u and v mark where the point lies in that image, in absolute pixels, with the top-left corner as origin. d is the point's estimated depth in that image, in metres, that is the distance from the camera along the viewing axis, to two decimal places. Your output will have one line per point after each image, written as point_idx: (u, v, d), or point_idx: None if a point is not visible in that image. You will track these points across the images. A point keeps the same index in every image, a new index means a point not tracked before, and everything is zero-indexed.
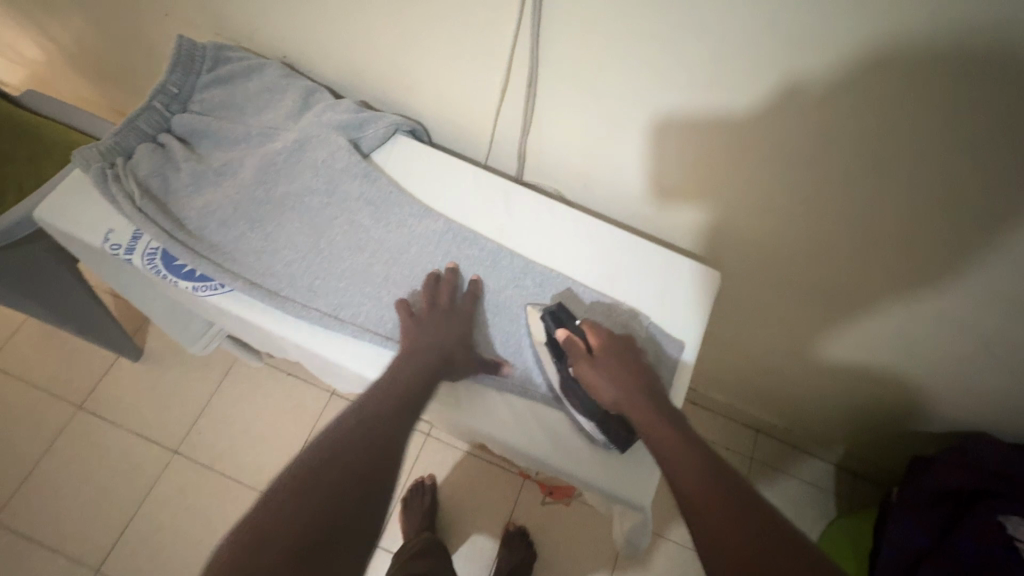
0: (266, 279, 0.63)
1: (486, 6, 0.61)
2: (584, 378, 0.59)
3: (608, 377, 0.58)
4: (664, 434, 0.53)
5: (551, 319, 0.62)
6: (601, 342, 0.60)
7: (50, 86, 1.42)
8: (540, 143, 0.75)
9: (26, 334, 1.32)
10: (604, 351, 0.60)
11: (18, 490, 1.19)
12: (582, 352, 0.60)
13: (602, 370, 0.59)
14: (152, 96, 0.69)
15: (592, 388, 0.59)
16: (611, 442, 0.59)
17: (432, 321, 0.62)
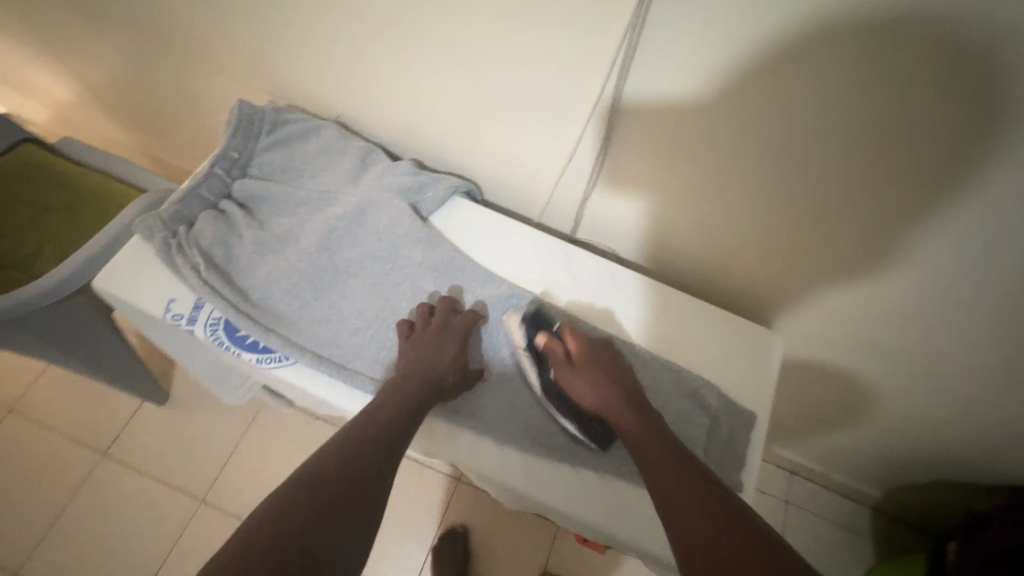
0: (332, 351, 0.62)
1: (560, 76, 0.61)
2: (565, 383, 0.60)
3: (586, 382, 0.59)
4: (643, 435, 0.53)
5: (529, 324, 0.63)
6: (579, 348, 0.61)
7: (80, 129, 1.42)
8: (595, 205, 0.76)
9: (48, 378, 1.30)
10: (582, 356, 0.60)
11: (40, 543, 1.15)
12: (562, 357, 0.61)
13: (581, 376, 0.59)
14: (213, 162, 0.69)
15: (574, 390, 0.59)
16: (594, 442, 0.60)
17: (426, 339, 0.62)
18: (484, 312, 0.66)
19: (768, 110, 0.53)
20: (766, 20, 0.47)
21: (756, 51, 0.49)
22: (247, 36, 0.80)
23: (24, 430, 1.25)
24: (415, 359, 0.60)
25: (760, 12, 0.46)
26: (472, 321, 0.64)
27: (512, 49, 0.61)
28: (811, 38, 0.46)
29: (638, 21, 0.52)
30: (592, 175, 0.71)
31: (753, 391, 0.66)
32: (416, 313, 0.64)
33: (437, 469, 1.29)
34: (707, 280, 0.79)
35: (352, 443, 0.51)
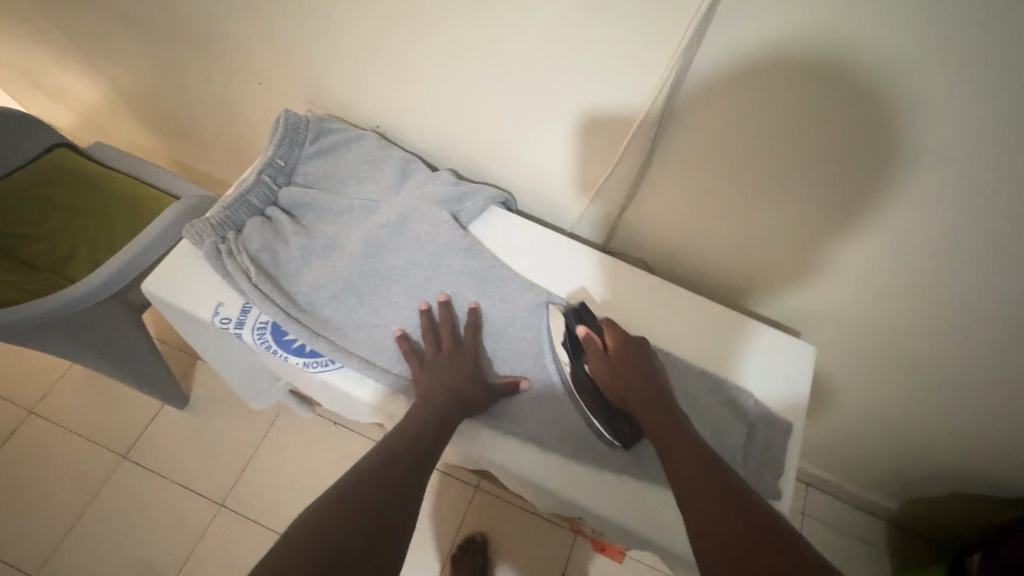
0: (378, 356, 0.64)
1: (604, 94, 0.63)
2: (596, 372, 0.61)
3: (619, 372, 0.60)
4: (666, 427, 0.54)
5: (571, 315, 0.66)
6: (615, 341, 0.63)
7: (106, 134, 1.45)
8: (630, 217, 0.77)
9: (70, 380, 1.31)
10: (618, 349, 0.62)
11: (59, 546, 1.15)
12: (598, 348, 0.62)
13: (614, 366, 0.61)
14: (260, 169, 0.71)
15: (606, 381, 0.60)
16: (614, 438, 0.60)
17: (440, 364, 0.62)
18: (478, 312, 0.67)
19: (815, 135, 0.55)
20: (819, 52, 0.48)
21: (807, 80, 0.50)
22: (290, 46, 0.81)
23: (45, 433, 1.25)
24: (428, 376, 0.61)
25: (814, 44, 0.48)
26: (473, 330, 0.66)
27: (560, 66, 0.62)
28: (862, 70, 0.47)
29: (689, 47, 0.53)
30: (630, 189, 0.72)
31: (787, 400, 0.67)
32: (422, 334, 0.65)
33: (456, 476, 1.29)
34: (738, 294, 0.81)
35: (378, 459, 0.52)
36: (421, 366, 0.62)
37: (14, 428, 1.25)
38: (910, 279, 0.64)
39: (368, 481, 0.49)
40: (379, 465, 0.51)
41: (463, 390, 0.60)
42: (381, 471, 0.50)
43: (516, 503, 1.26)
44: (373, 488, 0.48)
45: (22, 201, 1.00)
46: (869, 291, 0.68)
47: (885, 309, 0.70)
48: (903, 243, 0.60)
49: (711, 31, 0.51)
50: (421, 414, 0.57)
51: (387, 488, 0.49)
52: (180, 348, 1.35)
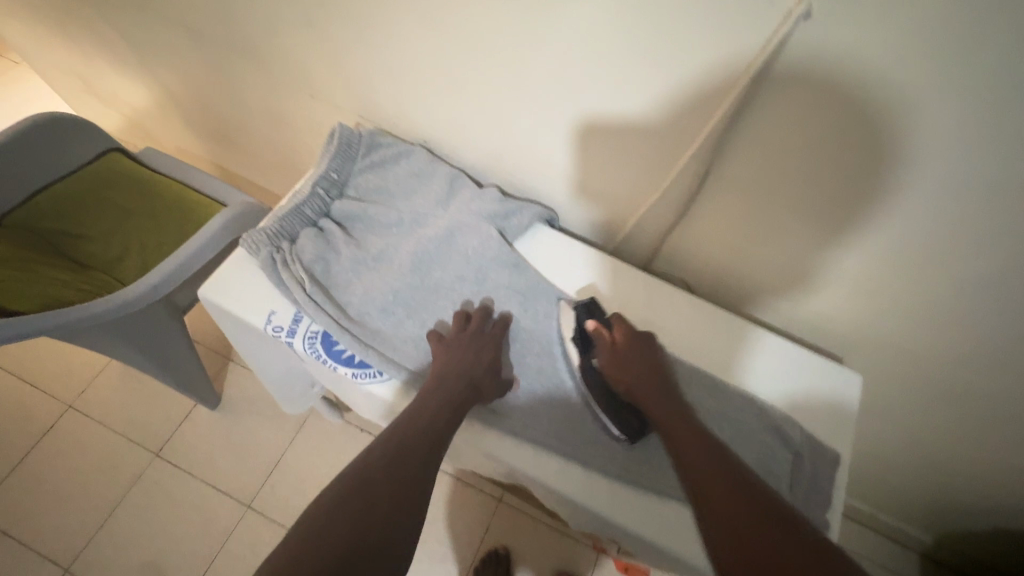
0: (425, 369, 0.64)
1: (661, 119, 0.63)
2: (604, 367, 0.63)
3: (624, 365, 0.61)
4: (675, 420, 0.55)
5: (582, 310, 0.67)
6: (623, 336, 0.64)
7: (153, 138, 1.49)
8: (676, 238, 0.77)
9: (108, 376, 1.34)
10: (625, 343, 0.63)
11: (91, 540, 1.17)
12: (607, 343, 0.63)
13: (621, 360, 0.62)
14: (314, 181, 0.73)
15: (612, 374, 0.62)
16: (622, 434, 0.61)
17: (460, 345, 0.63)
18: (509, 315, 0.68)
19: (875, 171, 0.54)
20: (890, 92, 0.47)
21: (874, 116, 0.50)
22: (345, 62, 0.83)
23: (82, 427, 1.28)
24: (450, 359, 0.62)
25: (885, 83, 0.47)
26: (502, 328, 0.66)
27: (617, 91, 0.63)
28: (933, 112, 0.47)
29: (754, 81, 0.53)
30: (678, 212, 0.72)
31: (834, 429, 0.66)
32: (453, 320, 0.66)
33: (479, 488, 1.29)
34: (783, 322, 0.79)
35: (393, 444, 0.52)
36: (443, 343, 0.63)
37: (54, 421, 1.28)
38: (965, 319, 0.63)
39: (382, 473, 0.49)
40: (394, 453, 0.51)
41: (479, 375, 0.61)
42: (396, 459, 0.51)
43: (539, 517, 1.25)
44: (386, 480, 0.49)
45: (77, 203, 1.04)
46: (921, 328, 0.67)
47: (934, 347, 0.68)
48: (962, 283, 0.59)
49: (778, 67, 0.51)
50: (439, 399, 0.57)
51: (402, 481, 0.49)
52: (215, 349, 1.38)
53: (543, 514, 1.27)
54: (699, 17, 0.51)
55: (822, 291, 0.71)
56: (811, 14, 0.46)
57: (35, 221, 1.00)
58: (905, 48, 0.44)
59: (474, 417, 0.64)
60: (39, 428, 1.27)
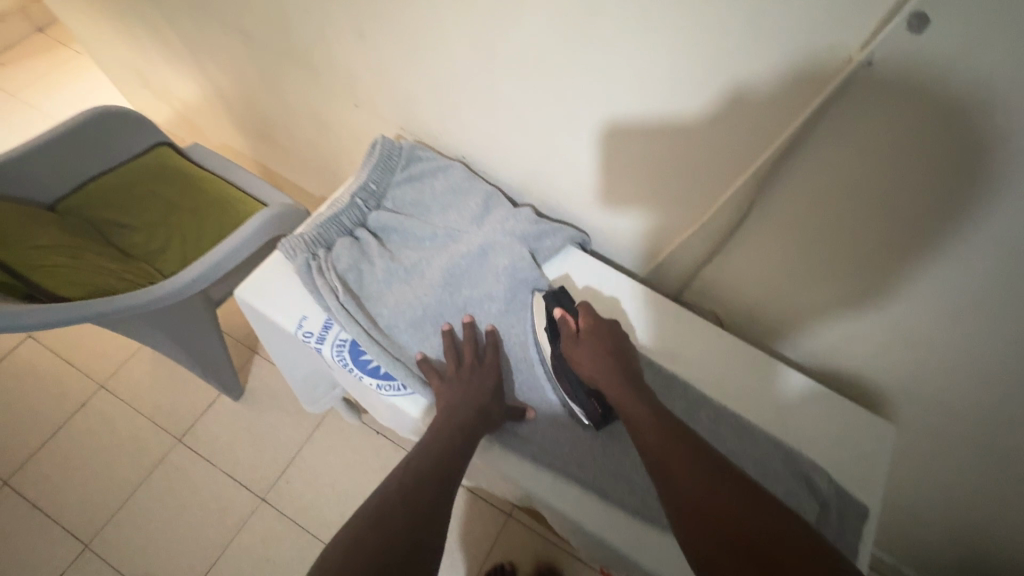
0: None
1: (708, 152, 0.62)
2: (570, 355, 0.62)
3: (589, 353, 0.61)
4: (636, 407, 0.55)
5: (551, 298, 0.67)
6: (589, 324, 0.64)
7: (199, 134, 1.55)
8: (711, 271, 0.76)
9: (140, 359, 1.39)
10: (590, 331, 0.63)
11: (112, 518, 1.21)
12: (571, 332, 0.64)
13: (586, 349, 0.62)
14: (354, 191, 0.74)
15: (578, 363, 0.62)
16: (586, 418, 0.63)
17: (460, 377, 0.62)
18: (495, 332, 0.68)
19: (925, 227, 0.52)
20: (950, 148, 0.46)
21: (930, 173, 0.49)
22: (394, 76, 0.85)
23: (112, 407, 1.33)
24: (449, 386, 0.62)
25: (946, 140, 0.46)
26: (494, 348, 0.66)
27: (662, 119, 0.63)
28: (994, 175, 0.45)
29: (807, 124, 0.52)
30: (716, 246, 0.71)
31: (864, 481, 0.64)
32: (446, 354, 0.65)
33: (490, 501, 1.28)
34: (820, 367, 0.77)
35: (405, 476, 0.52)
36: (442, 380, 0.62)
37: (86, 399, 1.33)
38: (1010, 387, 0.60)
39: (397, 502, 0.49)
40: (406, 483, 0.51)
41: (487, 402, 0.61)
42: (408, 488, 0.51)
43: (547, 535, 1.24)
44: (401, 507, 0.49)
45: (126, 194, 1.08)
46: (965, 391, 0.64)
47: (976, 411, 0.65)
48: (1013, 351, 0.56)
49: (833, 111, 0.51)
50: (443, 426, 0.57)
51: (417, 511, 0.49)
52: (243, 341, 1.42)
53: (552, 533, 1.25)
54: (755, 57, 0.51)
55: (861, 340, 0.68)
56: (873, 62, 0.46)
57: (87, 209, 1.05)
58: (970, 105, 0.43)
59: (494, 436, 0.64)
60: (72, 405, 1.32)
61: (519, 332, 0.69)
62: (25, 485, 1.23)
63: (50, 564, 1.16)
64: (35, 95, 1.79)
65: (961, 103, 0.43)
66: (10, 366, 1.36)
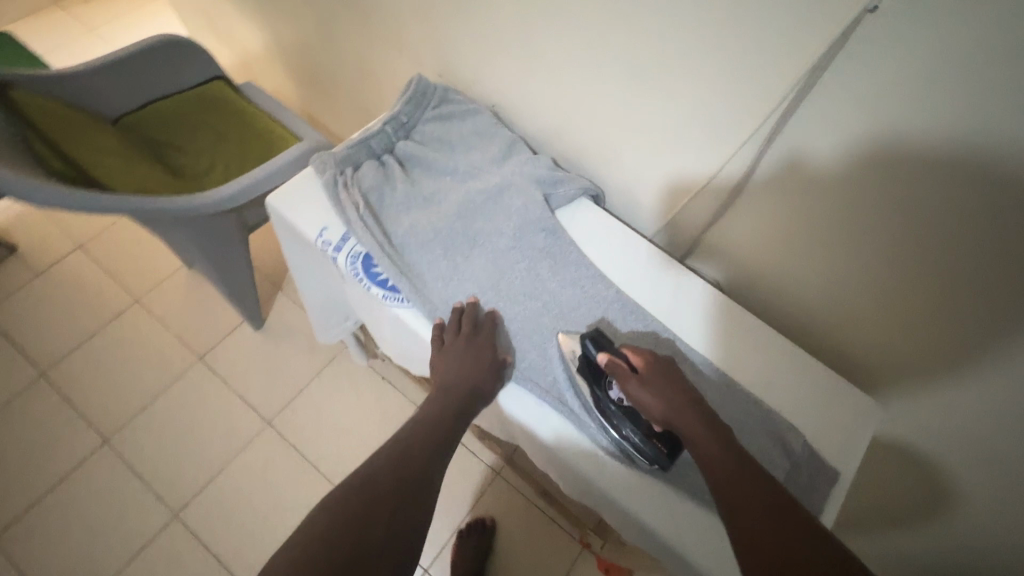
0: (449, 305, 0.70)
1: (722, 109, 0.64)
2: (632, 397, 0.58)
3: (655, 393, 0.57)
4: (710, 450, 0.52)
5: (591, 343, 0.63)
6: (644, 362, 0.60)
7: (254, 78, 1.63)
8: (718, 232, 0.78)
9: (173, 281, 1.48)
10: (650, 370, 0.59)
11: (131, 421, 1.30)
12: (627, 371, 0.59)
13: (649, 389, 0.57)
14: (386, 120, 0.79)
15: (642, 404, 0.58)
16: (653, 459, 0.60)
17: (456, 350, 0.66)
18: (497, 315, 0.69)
19: (918, 192, 0.54)
20: (947, 103, 0.47)
21: (928, 130, 0.50)
22: (436, 22, 0.89)
23: (143, 321, 1.42)
24: (443, 360, 0.66)
25: (943, 93, 0.47)
26: (493, 324, 0.69)
27: (696, 164, 0.72)
28: (990, 132, 0.46)
29: (813, 76, 0.54)
30: (723, 204, 0.73)
31: (840, 451, 0.64)
32: (447, 324, 0.68)
33: (481, 458, 1.32)
34: (814, 339, 0.77)
35: (395, 454, 0.58)
36: (440, 352, 0.66)
37: (122, 309, 1.43)
38: (996, 377, 0.58)
39: (388, 478, 0.55)
40: (395, 460, 0.57)
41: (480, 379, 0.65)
42: (398, 465, 0.56)
43: (533, 499, 1.27)
44: (390, 482, 0.54)
45: (181, 118, 1.16)
46: (949, 383, 0.63)
47: (957, 409, 0.64)
48: (996, 333, 0.56)
49: (836, 63, 0.52)
50: (432, 410, 0.64)
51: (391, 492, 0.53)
52: (270, 277, 1.49)
53: (537, 497, 1.28)
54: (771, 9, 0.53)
55: (855, 316, 0.70)
56: (878, 9, 0.47)
57: (145, 127, 1.13)
58: (970, 56, 0.44)
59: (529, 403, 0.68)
60: (108, 314, 1.42)
61: (523, 267, 0.72)
62: (58, 380, 1.33)
63: (71, 452, 1.26)
64: (113, 32, 1.92)
65: (962, 53, 0.44)
66: (59, 271, 1.47)
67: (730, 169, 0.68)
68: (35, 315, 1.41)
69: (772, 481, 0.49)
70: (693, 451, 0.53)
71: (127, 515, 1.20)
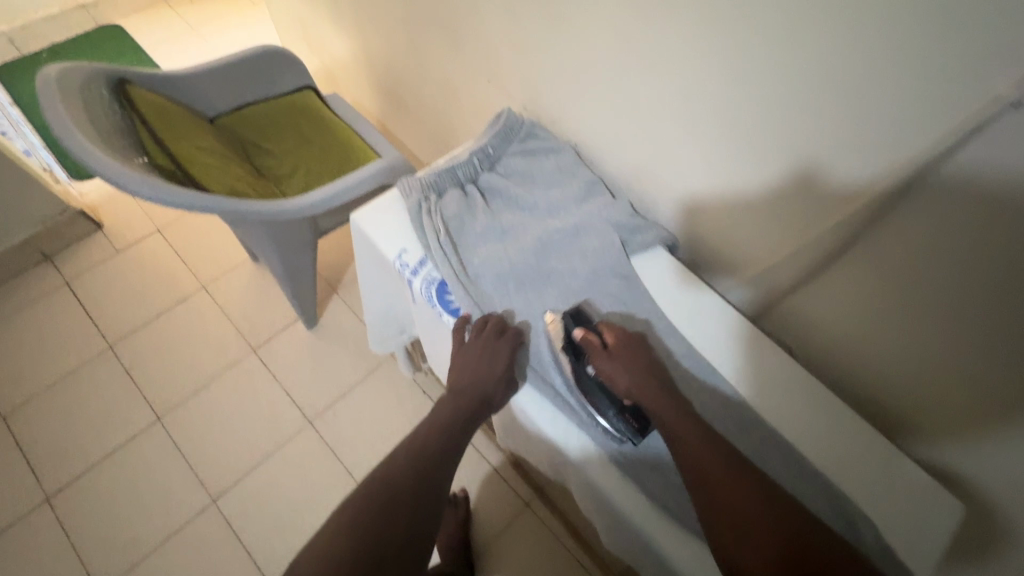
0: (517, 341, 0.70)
1: (822, 178, 0.61)
2: (604, 371, 0.65)
3: (622, 367, 0.65)
4: (676, 420, 0.60)
5: (570, 319, 0.69)
6: (615, 338, 0.67)
7: (339, 88, 1.71)
8: (798, 301, 0.72)
9: (239, 272, 1.55)
10: (619, 346, 0.67)
11: (184, 401, 1.36)
12: (599, 347, 0.66)
13: (618, 362, 0.65)
14: (473, 151, 0.81)
15: (611, 377, 0.65)
16: (625, 433, 0.64)
17: (475, 354, 0.68)
18: (524, 333, 0.70)
19: (996, 255, 0.49)
20: None
21: None
22: (529, 58, 0.91)
23: (207, 307, 1.49)
24: (460, 360, 0.69)
25: None
26: (514, 339, 0.69)
27: (725, 170, 0.71)
28: None
29: (840, 70, 0.53)
30: (809, 271, 0.68)
31: (917, 552, 0.59)
32: (471, 326, 0.70)
33: (512, 486, 1.31)
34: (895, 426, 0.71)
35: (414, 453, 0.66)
36: (461, 351, 0.69)
37: (189, 293, 1.50)
38: None
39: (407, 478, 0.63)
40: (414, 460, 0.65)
41: (493, 383, 0.69)
42: (415, 472, 0.64)
43: (559, 535, 1.25)
44: (409, 482, 0.62)
45: (271, 122, 1.22)
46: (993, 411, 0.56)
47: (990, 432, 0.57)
48: (1009, 336, 0.51)
49: (867, 58, 0.50)
50: (448, 412, 0.70)
51: (407, 493, 0.61)
52: (327, 277, 1.54)
53: (564, 534, 1.25)
54: (889, 90, 0.50)
55: (884, 343, 0.65)
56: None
57: (238, 128, 1.20)
58: None
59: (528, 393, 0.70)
60: (177, 296, 1.50)
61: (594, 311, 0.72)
62: (124, 353, 1.41)
63: (127, 424, 1.32)
64: (214, 33, 2.06)
65: None
66: (137, 250, 1.57)
67: (750, 150, 0.66)
68: (111, 289, 1.50)
69: (724, 442, 0.59)
70: (660, 422, 0.61)
71: (170, 492, 1.25)
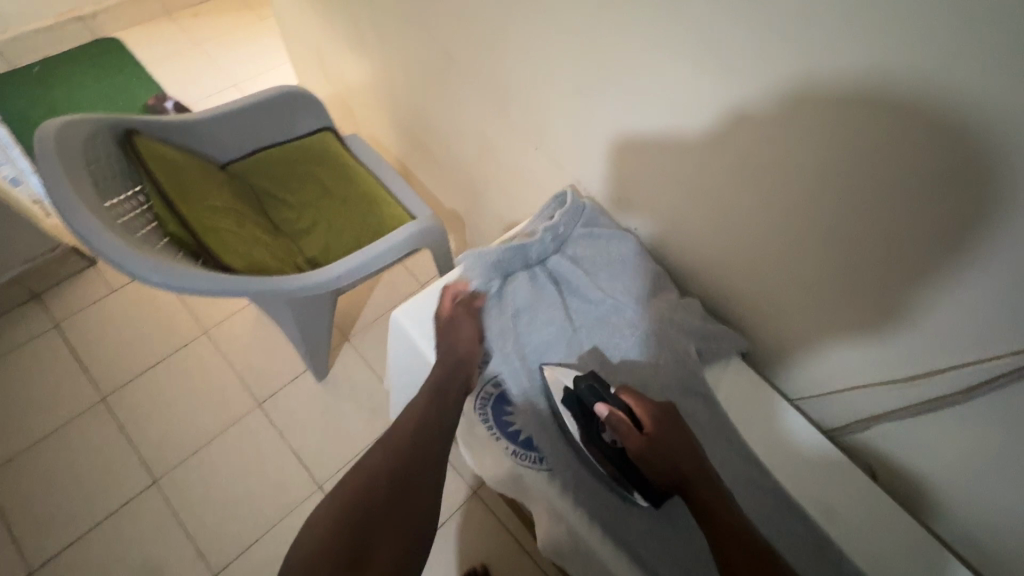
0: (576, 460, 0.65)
1: (957, 330, 0.55)
2: (639, 456, 0.57)
3: (661, 453, 0.56)
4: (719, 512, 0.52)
5: (588, 390, 0.61)
6: (644, 412, 0.60)
7: (354, 120, 1.61)
8: (890, 431, 0.68)
9: (244, 316, 1.45)
10: (650, 422, 0.59)
11: (184, 462, 1.26)
12: (630, 428, 0.58)
13: (655, 445, 0.57)
14: (532, 240, 0.76)
15: (649, 463, 0.57)
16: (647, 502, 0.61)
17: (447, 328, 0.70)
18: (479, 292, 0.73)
19: None
20: None
21: None
22: (584, 130, 0.82)
23: (209, 355, 1.39)
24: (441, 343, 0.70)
25: None
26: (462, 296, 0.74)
27: (669, 139, 0.69)
28: None
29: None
30: (912, 408, 0.64)
31: None
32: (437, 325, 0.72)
33: (534, 559, 1.23)
34: (999, 566, 0.64)
35: (388, 461, 0.59)
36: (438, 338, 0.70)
37: (190, 339, 1.40)
38: None
39: (380, 492, 0.56)
40: (385, 472, 0.58)
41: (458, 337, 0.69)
42: (391, 457, 0.59)
43: None
44: (385, 474, 0.58)
45: (288, 168, 1.12)
46: (948, 326, 0.56)
47: (971, 385, 0.56)
48: None
49: None
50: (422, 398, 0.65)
51: (385, 482, 0.57)
52: (339, 325, 1.46)
53: None
54: None
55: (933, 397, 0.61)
56: None
57: (253, 176, 1.11)
58: None
59: (601, 539, 0.61)
60: (176, 342, 1.40)
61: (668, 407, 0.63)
62: (118, 406, 1.30)
63: (120, 488, 1.22)
64: (218, 51, 1.95)
65: None
66: (135, 289, 1.46)
67: (692, 118, 0.65)
68: (106, 332, 1.39)
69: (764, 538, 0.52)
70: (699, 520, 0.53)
71: (166, 567, 1.15)
